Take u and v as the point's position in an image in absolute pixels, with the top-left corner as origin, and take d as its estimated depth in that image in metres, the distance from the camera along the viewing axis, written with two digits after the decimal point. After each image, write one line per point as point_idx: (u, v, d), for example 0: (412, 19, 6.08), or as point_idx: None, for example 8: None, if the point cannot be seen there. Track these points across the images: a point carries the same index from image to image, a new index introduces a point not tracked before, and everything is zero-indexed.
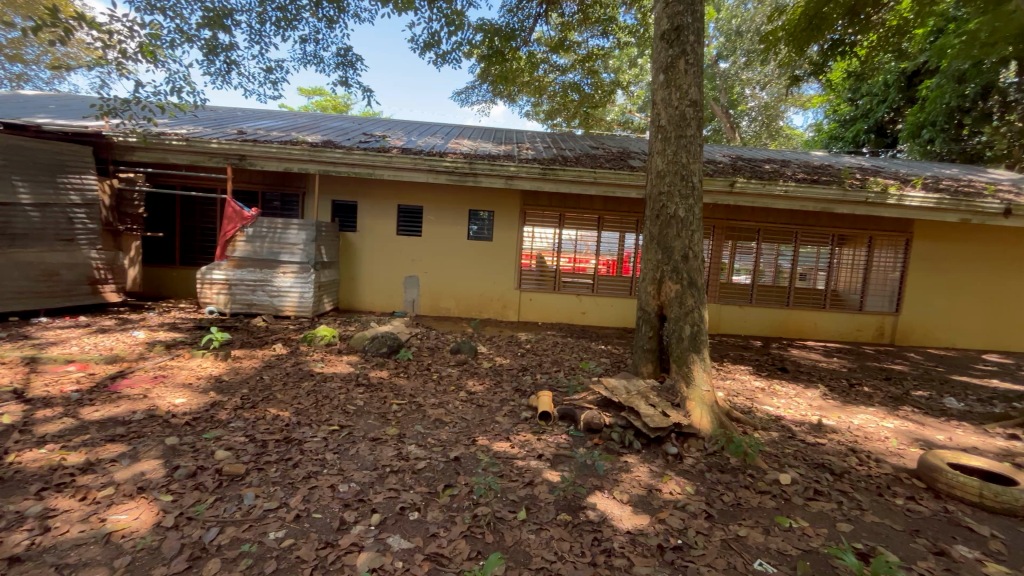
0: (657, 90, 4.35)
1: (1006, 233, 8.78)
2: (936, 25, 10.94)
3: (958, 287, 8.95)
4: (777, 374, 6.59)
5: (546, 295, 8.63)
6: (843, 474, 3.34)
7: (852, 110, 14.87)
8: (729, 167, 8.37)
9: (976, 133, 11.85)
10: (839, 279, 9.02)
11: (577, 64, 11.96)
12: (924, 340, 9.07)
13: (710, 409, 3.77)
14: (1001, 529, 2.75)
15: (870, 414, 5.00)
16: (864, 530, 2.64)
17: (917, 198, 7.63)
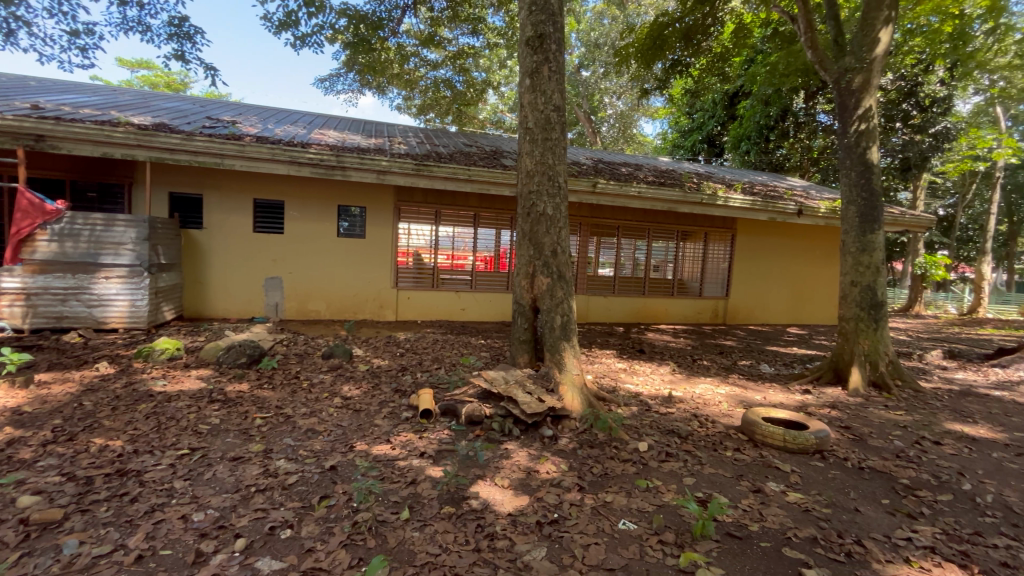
0: (524, 93, 4.56)
1: (800, 229, 10.90)
2: (748, 55, 13.13)
3: (769, 273, 10.90)
4: (636, 355, 7.38)
5: (425, 292, 8.53)
6: (687, 436, 3.88)
7: (689, 123, 17.15)
8: (592, 169, 9.09)
9: (778, 147, 14.48)
10: (683, 269, 10.38)
11: (449, 60, 11.94)
12: (747, 319, 10.88)
13: (580, 392, 4.10)
14: (798, 464, 3.45)
15: (708, 383, 5.88)
16: (703, 480, 3.11)
17: (738, 200, 9.08)
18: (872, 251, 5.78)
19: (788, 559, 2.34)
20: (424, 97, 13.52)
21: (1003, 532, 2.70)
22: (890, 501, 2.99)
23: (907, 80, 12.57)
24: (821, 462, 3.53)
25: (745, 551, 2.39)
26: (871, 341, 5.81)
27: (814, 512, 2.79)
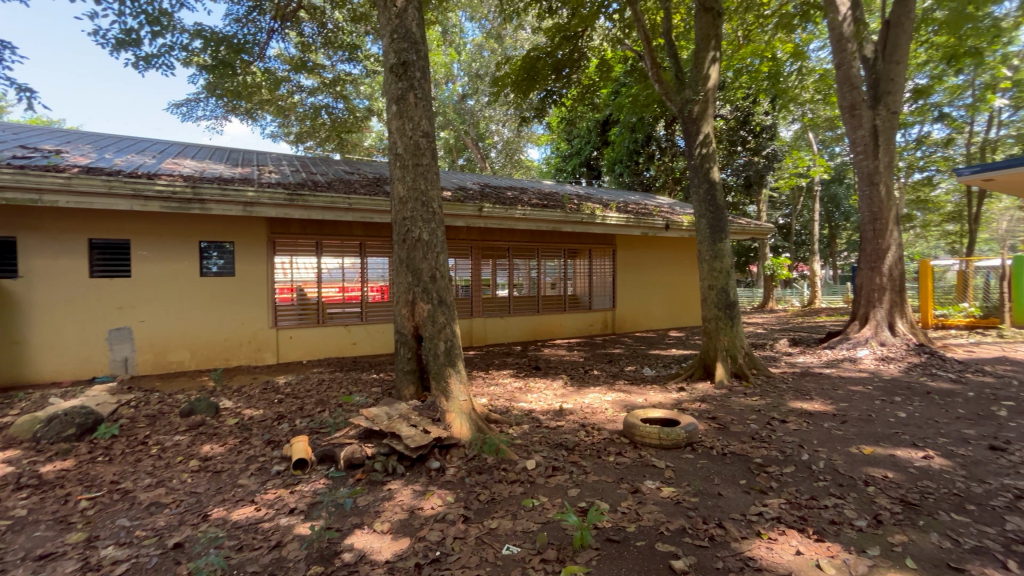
0: (391, 119, 4.48)
1: (670, 242, 12.04)
2: (614, 87, 14.44)
3: (648, 283, 11.87)
4: (531, 372, 7.50)
5: (310, 330, 7.92)
6: (574, 447, 4.00)
7: (568, 148, 18.34)
8: (478, 193, 9.22)
9: (647, 169, 15.99)
10: (573, 285, 10.89)
11: (325, 86, 11.48)
12: (633, 326, 11.68)
13: (469, 417, 4.03)
14: (671, 459, 3.71)
15: (597, 391, 6.16)
16: (587, 490, 3.19)
17: (614, 217, 9.79)
18: (723, 258, 6.53)
19: (660, 554, 2.46)
20: (300, 123, 12.82)
21: (832, 492, 3.12)
22: (746, 480, 3.32)
23: (741, 110, 14.67)
24: (691, 454, 3.82)
25: (621, 553, 2.48)
26: (730, 337, 6.53)
27: (683, 503, 2.99)
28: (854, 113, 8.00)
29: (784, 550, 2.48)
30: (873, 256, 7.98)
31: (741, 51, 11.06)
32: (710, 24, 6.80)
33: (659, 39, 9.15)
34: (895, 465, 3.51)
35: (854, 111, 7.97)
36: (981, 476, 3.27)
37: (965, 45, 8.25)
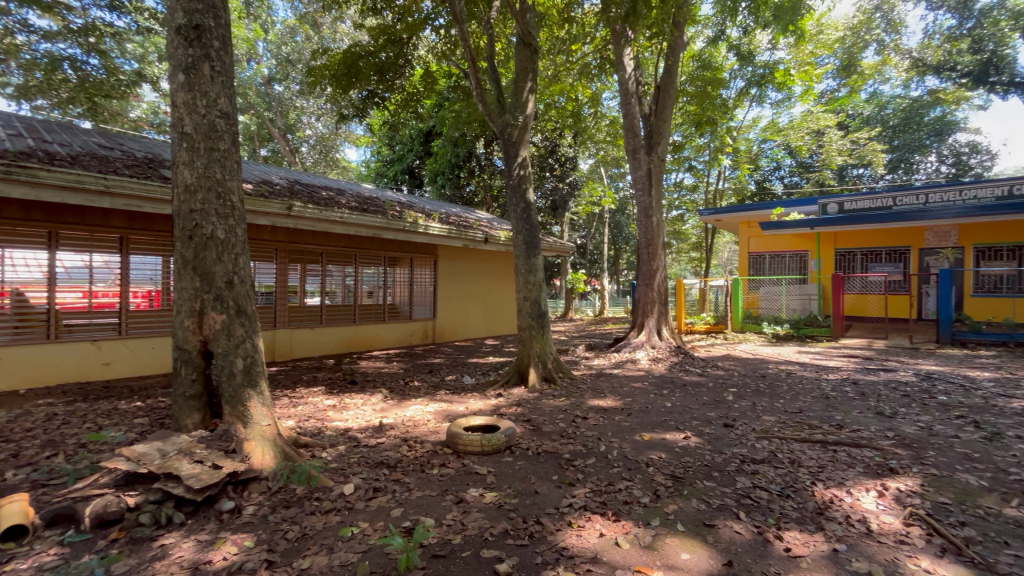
0: (176, 90, 3.68)
1: (488, 255, 12.66)
2: (438, 100, 14.69)
3: (466, 294, 12.22)
4: (347, 387, 6.97)
5: (33, 348, 5.92)
6: (396, 464, 3.83)
7: (390, 154, 17.93)
8: (286, 190, 8.26)
9: (468, 183, 16.61)
10: (393, 294, 10.54)
11: (70, 33, 8.90)
12: (452, 336, 11.88)
13: (273, 444, 3.51)
14: (492, 465, 3.84)
15: (418, 403, 6.04)
16: (411, 507, 3.08)
17: (436, 228, 9.84)
18: (536, 272, 7.12)
19: (485, 560, 2.50)
20: (24, 73, 9.60)
21: (624, 476, 3.62)
22: (557, 475, 3.64)
23: (549, 141, 16.43)
24: (510, 457, 4.02)
25: (448, 567, 2.44)
26: (541, 345, 7.14)
27: (505, 506, 3.11)
28: (636, 155, 9.73)
29: (591, 534, 2.78)
30: (647, 275, 9.69)
31: (552, 88, 12.32)
32: (527, 58, 7.39)
33: (483, 62, 9.62)
34: (666, 447, 4.27)
35: (636, 155, 9.68)
36: (720, 448, 4.20)
37: (705, 115, 10.75)
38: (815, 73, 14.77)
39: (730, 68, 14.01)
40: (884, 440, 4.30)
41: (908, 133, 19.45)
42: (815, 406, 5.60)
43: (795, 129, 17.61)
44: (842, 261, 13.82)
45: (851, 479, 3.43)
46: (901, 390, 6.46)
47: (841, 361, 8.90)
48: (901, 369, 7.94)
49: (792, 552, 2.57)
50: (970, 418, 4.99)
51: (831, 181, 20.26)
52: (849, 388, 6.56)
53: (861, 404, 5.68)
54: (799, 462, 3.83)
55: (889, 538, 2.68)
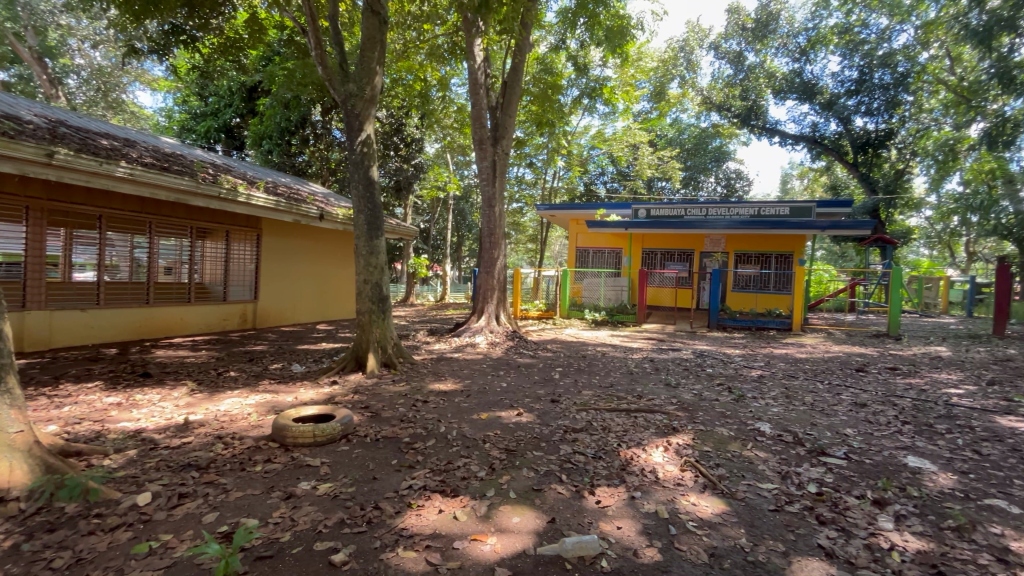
0: None
1: (323, 233, 11.68)
2: (265, 53, 12.91)
3: (295, 274, 11.10)
4: (137, 381, 5.79)
5: None
6: (208, 465, 3.38)
7: (201, 106, 15.21)
8: (46, 131, 6.42)
9: (300, 152, 15.04)
10: (200, 272, 8.99)
11: None
12: (278, 321, 10.72)
13: (29, 455, 2.79)
14: (326, 455, 3.64)
15: (236, 396, 5.33)
16: (228, 510, 2.75)
17: (260, 198, 8.70)
18: (377, 254, 6.84)
19: (319, 553, 2.39)
20: None
21: (461, 454, 3.78)
22: (397, 459, 3.62)
23: (395, 118, 15.84)
24: (346, 445, 3.84)
25: (276, 567, 2.27)
26: (381, 329, 6.93)
27: (341, 495, 2.99)
28: (482, 146, 9.94)
29: (430, 512, 2.85)
30: (488, 263, 10.06)
31: (400, 65, 11.86)
32: (375, 28, 6.95)
33: (324, 22, 8.76)
34: (501, 424, 4.56)
35: (482, 145, 9.89)
36: (547, 422, 4.65)
37: (544, 116, 11.53)
38: (635, 95, 16.99)
39: (568, 77, 15.30)
40: (670, 405, 5.29)
41: (697, 157, 23.84)
42: (622, 381, 6.58)
43: (617, 141, 19.97)
44: (646, 259, 16.33)
45: (647, 439, 4.15)
46: (682, 365, 7.99)
47: (642, 343, 10.58)
48: (683, 348, 9.82)
49: (601, 503, 3.01)
50: (726, 385, 6.44)
51: (641, 189, 23.74)
52: (647, 365, 7.87)
53: (654, 377, 6.86)
54: (609, 428, 4.47)
55: (670, 482, 3.32)
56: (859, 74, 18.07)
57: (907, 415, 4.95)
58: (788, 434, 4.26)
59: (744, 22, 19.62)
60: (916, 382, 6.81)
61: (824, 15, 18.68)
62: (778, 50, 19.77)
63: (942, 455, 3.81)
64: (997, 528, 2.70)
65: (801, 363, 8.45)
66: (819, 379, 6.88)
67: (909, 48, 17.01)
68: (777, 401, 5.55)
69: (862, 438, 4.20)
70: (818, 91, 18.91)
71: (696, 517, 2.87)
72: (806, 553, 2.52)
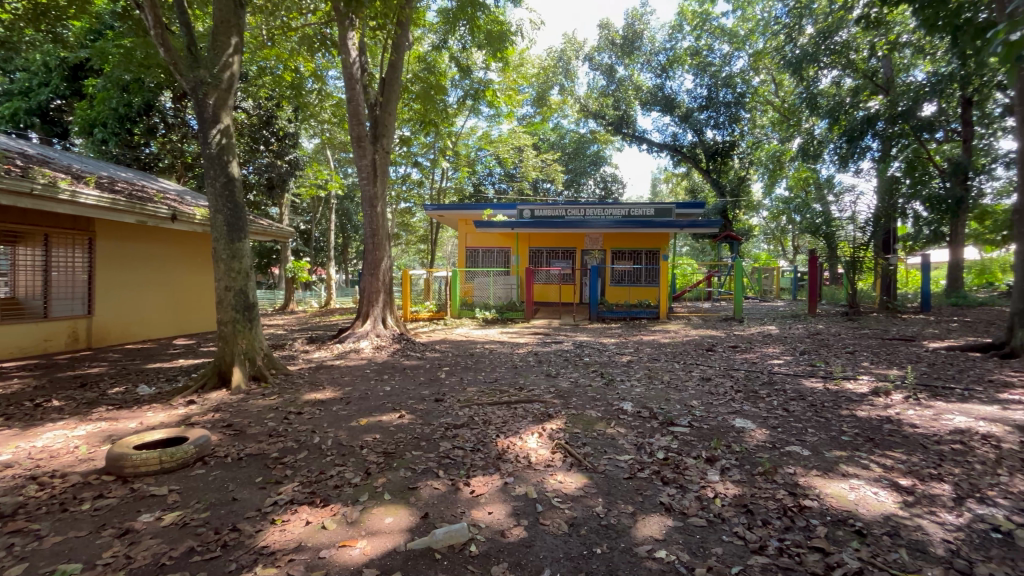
0: None
1: (176, 235, 10.35)
2: (94, 26, 11.07)
3: (142, 284, 9.67)
4: None
5: None
6: (16, 511, 2.86)
7: (6, 83, 12.58)
8: None
9: (146, 143, 13.17)
10: (10, 284, 7.46)
11: None
12: (121, 337, 9.29)
13: None
14: (175, 482, 3.27)
15: (58, 428, 4.52)
16: (41, 559, 2.37)
17: (91, 196, 7.44)
18: (241, 257, 6.23)
19: None
20: None
21: (336, 462, 3.65)
22: (262, 476, 3.38)
23: (264, 110, 14.60)
24: (201, 469, 3.48)
25: None
26: (248, 340, 6.35)
27: (190, 523, 2.72)
28: (360, 144, 9.54)
29: (296, 525, 2.72)
30: (372, 264, 9.71)
31: (265, 52, 10.87)
32: (230, 11, 6.35)
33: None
34: (381, 428, 4.47)
35: (361, 143, 9.52)
36: (430, 421, 4.67)
37: (427, 116, 11.42)
38: (517, 99, 17.51)
39: (452, 77, 15.39)
40: (547, 394, 5.63)
41: (577, 161, 25.40)
42: (506, 375, 6.83)
43: (503, 143, 20.38)
44: (533, 257, 16.98)
45: (524, 427, 4.37)
46: (563, 356, 8.52)
47: (529, 338, 11.05)
48: (565, 341, 10.44)
49: (475, 492, 3.13)
50: (599, 371, 7.01)
51: (527, 190, 24.70)
52: (530, 358, 8.26)
53: (536, 369, 7.23)
54: (489, 421, 4.62)
55: (541, 465, 3.56)
56: (708, 92, 20.70)
57: (739, 385, 5.85)
58: (646, 410, 4.79)
59: (613, 38, 21.46)
60: (751, 356, 8.03)
61: (679, 37, 21.04)
62: (643, 66, 21.69)
63: (761, 415, 4.57)
64: (792, 468, 3.33)
65: (664, 347, 9.48)
66: (676, 360, 7.80)
67: (744, 72, 19.90)
68: (641, 382, 6.18)
69: (703, 407, 4.87)
70: (677, 104, 21.19)
71: (561, 493, 3.12)
72: (650, 511, 2.87)
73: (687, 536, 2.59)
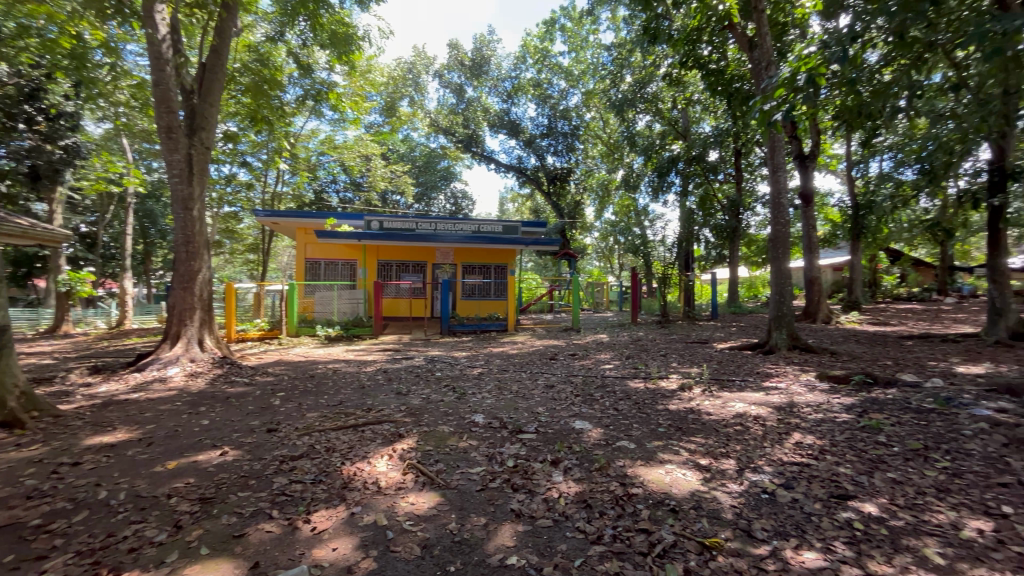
0: None
1: None
2: None
3: None
4: None
5: None
6: None
7: None
8: None
9: None
10: None
11: None
12: None
13: None
14: None
15: None
16: None
17: None
18: None
19: None
20: None
21: (132, 520, 2.97)
22: (12, 555, 2.58)
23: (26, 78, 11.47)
24: None
25: None
26: None
27: None
28: (170, 135, 8.06)
29: None
30: (185, 277, 8.25)
31: (29, 7, 8.55)
32: None
33: None
34: (196, 470, 3.78)
35: (171, 134, 8.04)
36: (260, 454, 4.11)
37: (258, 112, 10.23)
38: (365, 106, 16.78)
39: (289, 74, 14.09)
40: (398, 413, 5.42)
41: (427, 174, 25.34)
42: (352, 396, 6.38)
43: (348, 150, 19.26)
44: (381, 271, 16.30)
45: (372, 451, 4.12)
46: (414, 372, 8.31)
47: (377, 355, 10.53)
48: (416, 356, 10.21)
49: (317, 528, 2.85)
50: (451, 385, 7.00)
51: (375, 201, 23.78)
52: (379, 376, 7.88)
53: (386, 388, 6.92)
54: (333, 447, 4.26)
55: (392, 488, 3.39)
56: (547, 121, 22.62)
57: (578, 390, 6.40)
58: (497, 421, 4.93)
59: (462, 59, 22.17)
60: (587, 363, 8.86)
61: (523, 68, 22.66)
62: (491, 90, 22.71)
63: (596, 416, 5.06)
64: (622, 461, 3.74)
65: (512, 358, 9.91)
66: (523, 370, 8.22)
67: (578, 108, 22.27)
68: (491, 394, 6.34)
69: (548, 413, 5.20)
70: (521, 130, 22.67)
71: (412, 515, 3.00)
72: (502, 519, 2.94)
73: (535, 539, 2.72)
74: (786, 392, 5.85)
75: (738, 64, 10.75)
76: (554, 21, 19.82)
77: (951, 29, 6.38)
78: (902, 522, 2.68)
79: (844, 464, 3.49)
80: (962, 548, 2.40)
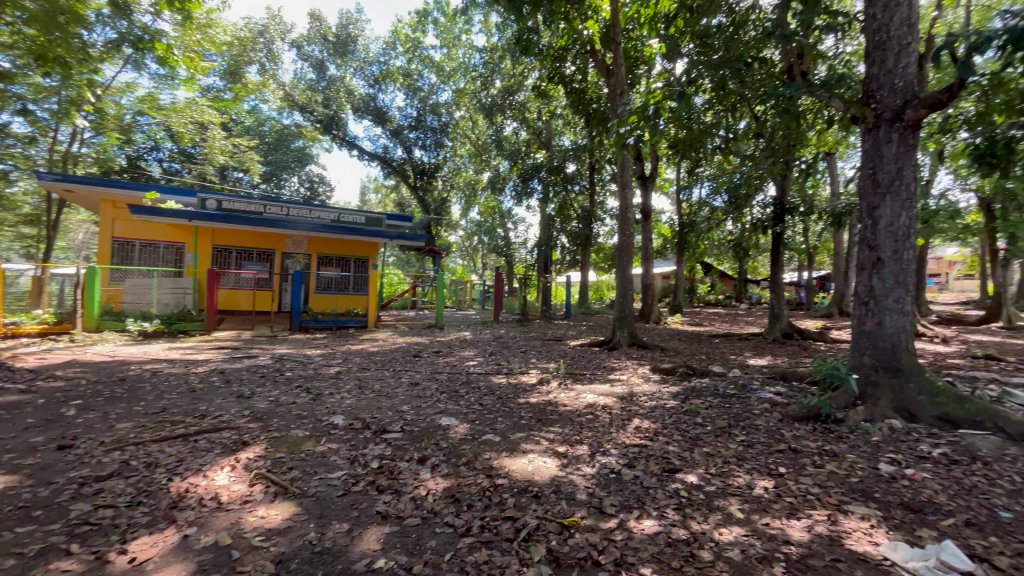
0: None
1: None
2: None
3: None
4: None
5: None
6: None
7: None
8: None
9: None
10: None
11: None
12: None
13: None
14: None
15: None
16: None
17: None
18: None
19: None
20: None
21: None
22: None
23: None
24: None
25: None
26: None
27: None
28: None
29: None
30: None
31: None
32: None
33: None
34: None
35: None
36: (49, 478, 3.29)
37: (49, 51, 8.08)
38: (203, 67, 14.37)
39: (97, 10, 11.44)
40: (240, 418, 4.81)
41: (279, 153, 22.87)
42: (180, 401, 5.46)
43: (177, 113, 16.30)
44: (218, 257, 14.21)
45: (208, 463, 3.60)
46: (258, 372, 7.44)
47: (211, 353, 9.17)
48: (260, 355, 9.15)
49: (137, 560, 2.42)
50: (304, 386, 6.44)
51: (212, 177, 20.65)
52: (215, 377, 6.88)
53: (224, 390, 6.10)
54: (155, 462, 3.61)
55: (235, 503, 3.00)
56: (416, 113, 22.15)
57: (442, 387, 6.40)
58: (358, 422, 4.68)
59: (325, 33, 20.48)
60: (450, 360, 8.89)
61: (392, 55, 21.84)
62: (356, 72, 21.44)
63: (461, 412, 5.12)
64: (487, 454, 3.86)
65: (372, 356, 9.48)
66: (385, 368, 7.94)
67: (448, 104, 22.23)
68: (351, 393, 5.99)
69: (413, 411, 5.11)
70: (388, 118, 21.83)
71: (262, 530, 2.71)
72: (367, 523, 2.82)
73: (403, 538, 2.66)
74: (626, 384, 6.62)
75: (595, 88, 11.86)
76: (427, 13, 19.51)
77: (754, 87, 7.89)
78: (714, 486, 3.25)
79: (672, 443, 4.09)
80: (755, 502, 3.00)
